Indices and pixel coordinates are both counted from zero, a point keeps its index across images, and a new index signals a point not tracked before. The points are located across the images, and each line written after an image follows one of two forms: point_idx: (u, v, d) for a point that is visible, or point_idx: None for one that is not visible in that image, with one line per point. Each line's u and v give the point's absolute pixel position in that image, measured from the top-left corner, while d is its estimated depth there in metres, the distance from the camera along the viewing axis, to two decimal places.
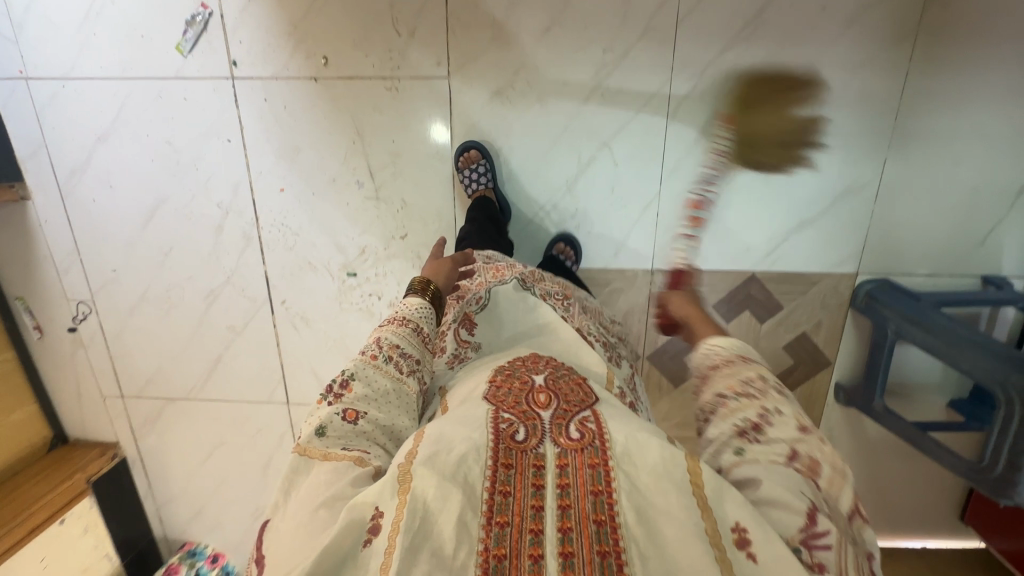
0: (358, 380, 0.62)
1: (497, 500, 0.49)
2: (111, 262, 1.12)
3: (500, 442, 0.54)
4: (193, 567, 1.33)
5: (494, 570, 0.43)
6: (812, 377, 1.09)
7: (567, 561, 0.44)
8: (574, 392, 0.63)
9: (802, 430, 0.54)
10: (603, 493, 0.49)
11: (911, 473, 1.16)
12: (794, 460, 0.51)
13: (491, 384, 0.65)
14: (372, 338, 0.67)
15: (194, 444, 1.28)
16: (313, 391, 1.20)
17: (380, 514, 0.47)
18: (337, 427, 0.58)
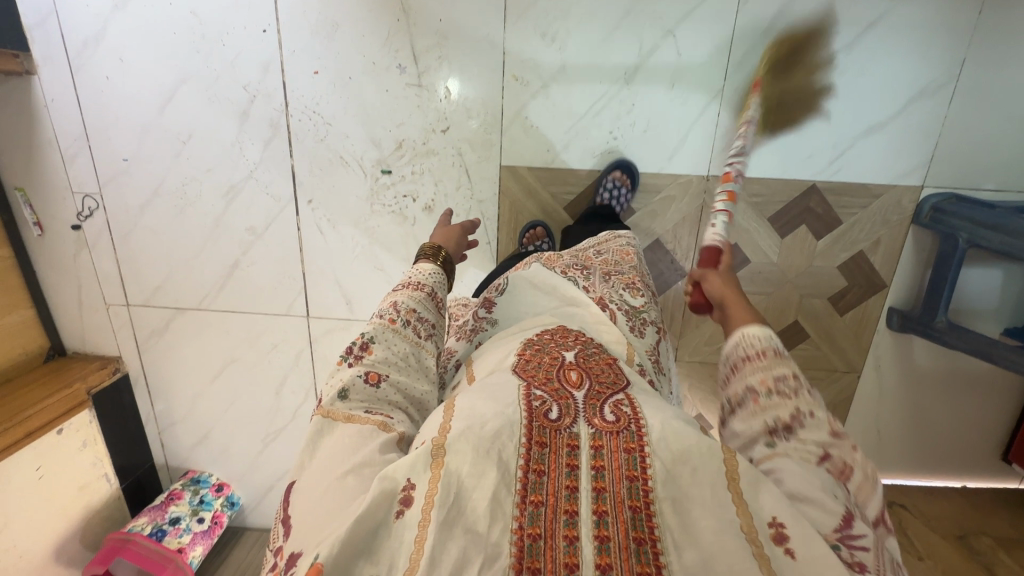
0: (379, 343, 0.58)
1: (531, 478, 0.42)
2: (122, 150, 1.03)
3: (533, 421, 0.46)
4: (198, 494, 1.24)
5: (529, 549, 0.38)
6: (864, 303, 1.04)
7: (603, 545, 0.38)
8: (606, 371, 0.55)
9: (835, 435, 0.43)
10: (638, 479, 0.41)
11: (956, 408, 1.12)
12: (828, 461, 0.42)
13: (520, 358, 0.57)
14: (390, 301, 0.63)
15: (202, 361, 1.20)
16: (334, 303, 1.12)
17: (412, 485, 0.40)
18: (359, 390, 0.55)
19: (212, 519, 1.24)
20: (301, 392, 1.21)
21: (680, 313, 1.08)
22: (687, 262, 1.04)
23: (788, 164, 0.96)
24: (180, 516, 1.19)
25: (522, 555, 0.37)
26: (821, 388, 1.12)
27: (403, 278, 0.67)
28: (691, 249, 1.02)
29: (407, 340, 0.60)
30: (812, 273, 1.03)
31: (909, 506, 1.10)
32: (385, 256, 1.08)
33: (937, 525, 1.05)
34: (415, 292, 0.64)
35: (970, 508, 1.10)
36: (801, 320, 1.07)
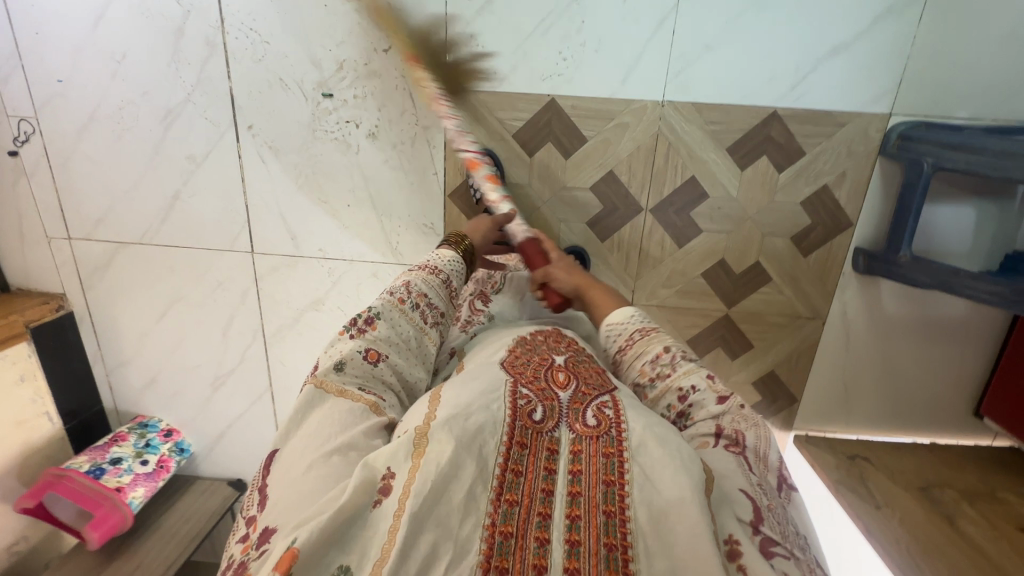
0: (383, 320, 0.69)
1: (508, 477, 0.49)
2: (57, 72, 0.99)
3: (517, 420, 0.54)
4: (144, 437, 1.22)
5: (499, 547, 0.44)
6: (829, 242, 0.99)
7: (572, 548, 0.44)
8: (594, 375, 0.64)
9: (719, 401, 0.60)
10: (614, 483, 0.49)
11: (926, 359, 1.07)
12: (722, 436, 0.57)
13: (510, 354, 0.67)
14: (404, 283, 0.76)
15: (147, 299, 1.17)
16: (279, 239, 1.08)
17: (391, 474, 0.47)
18: (356, 364, 0.63)
19: (158, 463, 1.21)
20: (248, 333, 1.18)
21: (637, 251, 1.03)
22: (642, 196, 0.99)
23: (747, 87, 0.91)
24: (123, 456, 1.16)
25: (492, 552, 0.43)
26: (785, 335, 1.07)
27: (423, 262, 0.81)
28: (646, 181, 0.98)
29: (409, 323, 0.72)
30: (773, 210, 0.98)
31: (872, 458, 1.06)
32: (329, 188, 1.04)
33: (901, 477, 1.00)
34: (429, 279, 0.78)
35: (935, 461, 1.05)
36: (763, 261, 1.02)
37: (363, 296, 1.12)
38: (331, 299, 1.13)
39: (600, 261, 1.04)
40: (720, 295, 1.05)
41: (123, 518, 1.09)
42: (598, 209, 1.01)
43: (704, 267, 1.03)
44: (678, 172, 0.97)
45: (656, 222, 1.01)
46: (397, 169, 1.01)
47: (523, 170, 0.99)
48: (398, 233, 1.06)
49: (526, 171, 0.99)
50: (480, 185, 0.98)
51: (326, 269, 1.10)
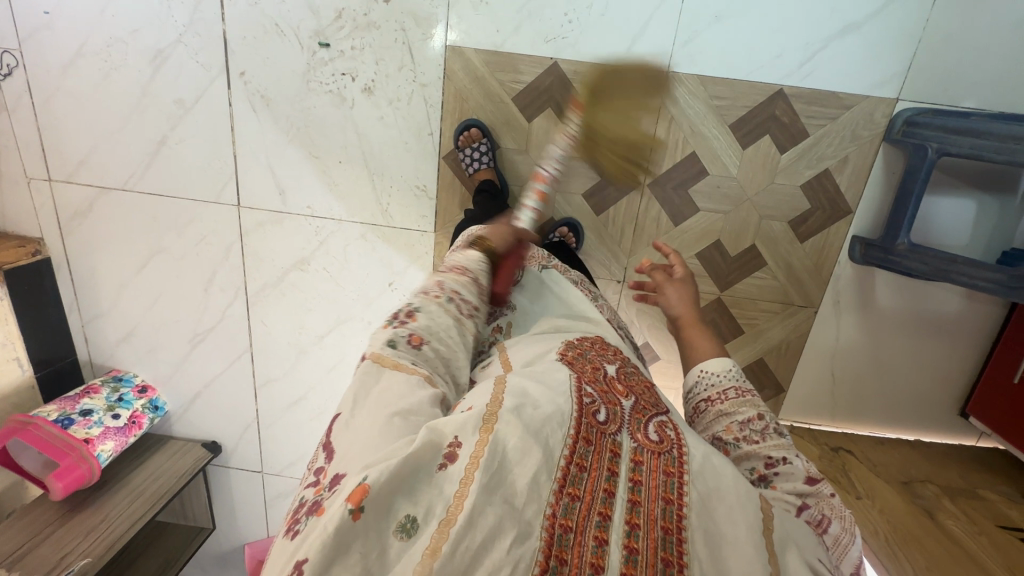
0: (422, 313, 0.56)
1: (572, 471, 0.43)
2: (43, 2, 0.96)
3: (582, 417, 0.47)
4: (117, 391, 1.19)
5: (559, 539, 0.38)
6: (827, 228, 0.98)
7: (630, 555, 0.39)
8: (647, 393, 0.57)
9: (810, 482, 0.53)
10: (674, 503, 0.43)
11: (916, 355, 1.06)
12: (806, 512, 0.50)
13: (564, 355, 0.57)
14: (435, 280, 0.61)
15: (127, 248, 1.13)
16: (266, 193, 1.05)
17: (458, 443, 0.41)
18: (404, 346, 0.52)
19: (130, 418, 1.18)
20: (230, 290, 1.15)
21: (632, 227, 1.01)
22: (640, 170, 0.97)
23: (754, 63, 0.89)
24: (93, 408, 1.13)
25: (552, 544, 0.38)
26: (775, 322, 1.05)
27: (452, 263, 0.65)
28: (645, 155, 0.96)
29: (449, 314, 0.57)
30: (772, 192, 0.96)
31: (857, 452, 1.04)
32: (321, 143, 1.01)
33: (884, 471, 0.99)
34: (462, 278, 0.62)
35: (919, 457, 1.04)
36: (759, 244, 1.00)
37: (350, 258, 1.09)
38: (317, 259, 1.10)
39: (594, 235, 1.02)
40: (713, 277, 1.03)
41: (90, 470, 1.06)
42: (595, 180, 0.99)
43: (700, 247, 1.02)
44: (679, 147, 0.95)
45: (654, 198, 0.99)
46: (392, 127, 0.98)
47: (521, 136, 0.97)
48: (390, 195, 1.03)
49: (524, 137, 0.97)
50: (472, 157, 0.96)
51: (312, 227, 1.07)
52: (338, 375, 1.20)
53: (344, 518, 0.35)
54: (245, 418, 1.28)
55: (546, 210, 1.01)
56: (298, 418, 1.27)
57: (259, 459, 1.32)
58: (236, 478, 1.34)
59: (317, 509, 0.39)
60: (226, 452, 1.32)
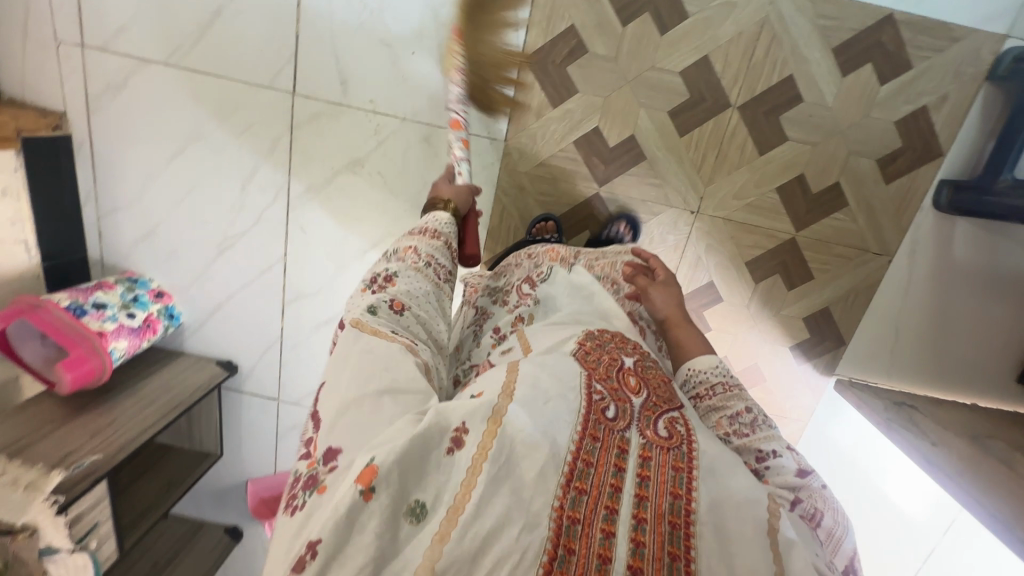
0: (401, 277, 0.61)
1: (579, 465, 0.43)
2: None
3: (590, 414, 0.47)
4: (132, 291, 1.08)
5: (567, 530, 0.39)
6: (915, 171, 0.95)
7: (638, 548, 0.39)
8: (663, 387, 0.55)
9: (800, 474, 0.54)
10: (682, 497, 0.43)
11: (984, 315, 1.03)
12: (799, 507, 0.51)
13: (581, 347, 0.58)
14: (409, 248, 0.66)
15: (160, 133, 1.04)
16: (327, 81, 0.97)
17: (464, 429, 0.42)
18: (386, 312, 0.56)
19: (145, 320, 1.07)
20: (270, 190, 1.06)
21: (715, 152, 0.96)
22: (733, 91, 0.93)
23: None
24: (107, 303, 1.02)
25: (560, 534, 0.38)
26: (847, 269, 1.02)
27: (422, 225, 0.71)
28: (741, 75, 0.92)
29: (427, 280, 0.63)
30: (866, 126, 0.93)
31: (919, 407, 1.02)
32: (396, 30, 0.94)
33: (950, 426, 0.96)
34: (434, 241, 0.69)
35: (981, 418, 1.01)
36: (843, 182, 0.97)
37: (410, 163, 1.02)
38: (372, 161, 1.02)
39: (674, 158, 0.97)
40: (790, 215, 0.99)
41: (101, 366, 0.96)
42: (684, 97, 0.94)
43: (780, 182, 0.98)
44: (777, 69, 0.91)
45: (742, 123, 0.94)
46: None
47: (612, 42, 0.92)
48: None
49: (615, 43, 0.92)
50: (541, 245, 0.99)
51: (372, 125, 1.00)
52: None
53: (355, 498, 0.37)
54: (267, 338, 1.18)
55: (628, 126, 0.96)
56: (327, 341, 1.18)
57: (277, 385, 1.22)
58: (249, 404, 1.24)
59: (314, 485, 0.42)
60: (242, 375, 1.22)
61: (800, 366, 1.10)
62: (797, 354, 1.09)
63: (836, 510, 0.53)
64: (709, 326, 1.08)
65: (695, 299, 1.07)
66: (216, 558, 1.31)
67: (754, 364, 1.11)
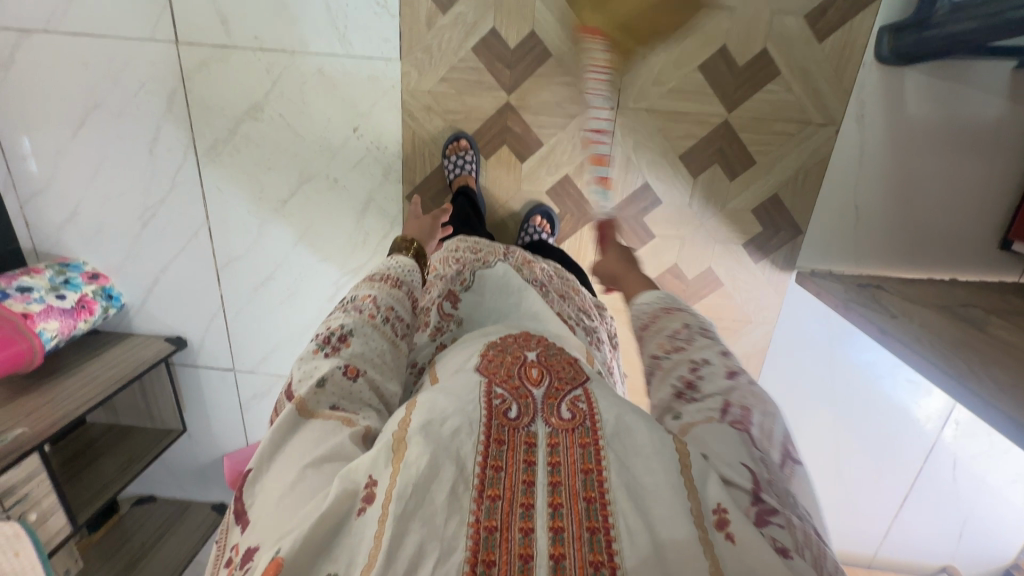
0: (358, 335, 0.52)
1: (487, 472, 0.37)
2: None
3: (491, 419, 0.40)
4: (63, 275, 1.07)
5: (485, 541, 0.33)
6: (849, 21, 0.85)
7: (557, 535, 0.33)
8: (569, 366, 0.47)
9: (731, 375, 0.46)
10: (593, 472, 0.37)
11: (952, 177, 0.93)
12: (729, 413, 0.42)
13: (482, 357, 0.48)
14: (366, 295, 0.58)
15: (59, 107, 1.01)
16: (207, 21, 0.92)
17: (374, 482, 0.35)
18: (338, 380, 0.47)
19: (78, 301, 1.06)
20: (178, 149, 1.02)
21: None
22: None
23: None
24: (33, 286, 1.01)
25: (478, 549, 0.32)
26: (790, 148, 0.93)
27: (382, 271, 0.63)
28: None
29: (383, 339, 0.55)
30: None
31: (885, 287, 0.93)
32: None
33: (919, 300, 0.87)
34: (395, 291, 0.60)
35: (957, 289, 0.92)
36: (771, 47, 0.88)
37: (312, 100, 0.97)
38: (271, 104, 0.97)
39: None
40: (719, 95, 0.91)
41: (31, 349, 0.96)
42: None
43: (703, 60, 0.90)
44: None
45: None
46: None
47: None
48: (348, 15, 0.90)
49: None
50: (456, 165, 0.97)
51: (264, 64, 0.95)
52: (305, 248, 1.08)
53: None
54: (209, 308, 1.16)
55: (526, 21, 0.89)
56: (267, 303, 1.14)
57: (228, 356, 1.21)
58: (205, 379, 1.23)
59: None
60: (193, 350, 1.21)
61: (758, 265, 1.02)
62: (753, 252, 1.01)
63: (766, 402, 0.44)
64: (652, 234, 1.02)
65: (632, 205, 1.00)
66: (202, 533, 1.33)
67: (707, 268, 1.04)
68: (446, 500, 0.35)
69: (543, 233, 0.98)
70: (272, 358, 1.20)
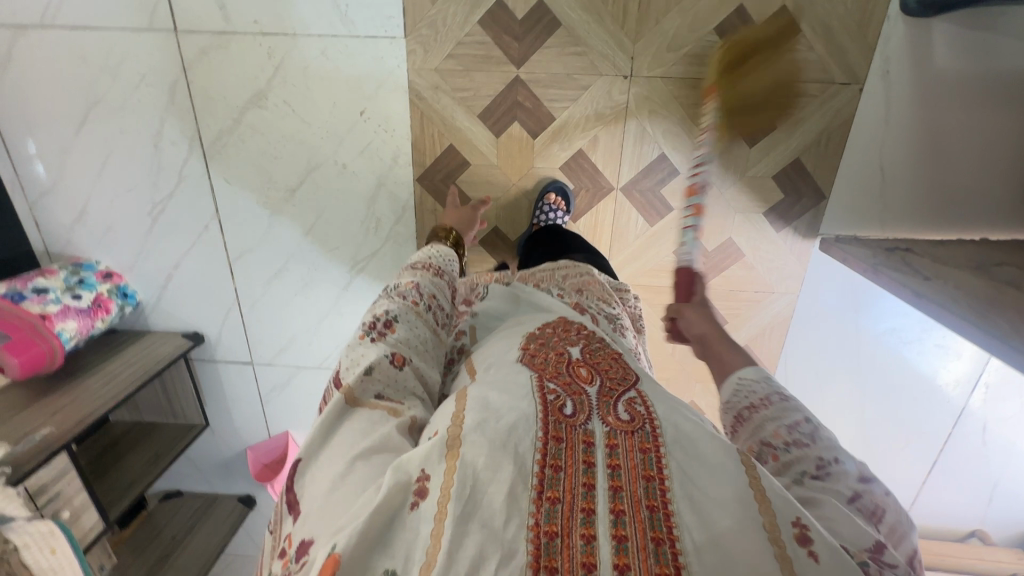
0: (402, 323, 0.55)
1: (547, 474, 0.38)
2: None
3: (548, 416, 0.41)
4: (77, 275, 1.07)
5: (546, 548, 0.34)
6: None
7: (620, 544, 0.34)
8: (616, 366, 0.49)
9: (866, 480, 0.40)
10: (655, 479, 0.37)
11: (983, 131, 0.89)
12: (858, 501, 0.38)
13: (525, 351, 0.51)
14: (410, 283, 0.61)
15: (60, 105, 0.99)
16: (205, 6, 0.90)
17: (427, 477, 0.37)
18: (385, 368, 0.49)
19: (95, 300, 1.06)
20: (183, 142, 1.00)
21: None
22: None
23: None
24: (49, 287, 1.00)
25: (539, 553, 0.33)
26: (811, 110, 0.91)
27: (422, 260, 0.68)
28: None
29: (425, 326, 0.57)
30: None
31: (915, 249, 0.90)
32: None
33: (952, 260, 0.84)
34: (435, 281, 0.65)
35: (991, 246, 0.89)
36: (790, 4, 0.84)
37: (316, 84, 0.94)
38: (274, 91, 0.95)
39: (592, 18, 0.87)
40: None
41: (51, 350, 0.96)
42: None
43: (720, 21, 0.86)
44: None
45: None
46: None
47: None
48: None
49: None
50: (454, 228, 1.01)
51: (265, 49, 0.92)
52: (317, 237, 1.07)
53: None
54: (224, 302, 1.16)
55: None
56: (282, 294, 1.14)
57: (247, 349, 1.20)
58: (225, 373, 1.23)
59: None
60: (210, 345, 1.20)
61: (781, 233, 1.00)
62: (774, 220, 0.99)
63: (899, 510, 0.39)
64: (670, 205, 0.99)
65: (649, 176, 0.97)
66: (231, 525, 1.34)
67: (727, 239, 1.01)
68: (504, 502, 0.35)
69: (559, 211, 0.97)
70: (291, 349, 1.19)
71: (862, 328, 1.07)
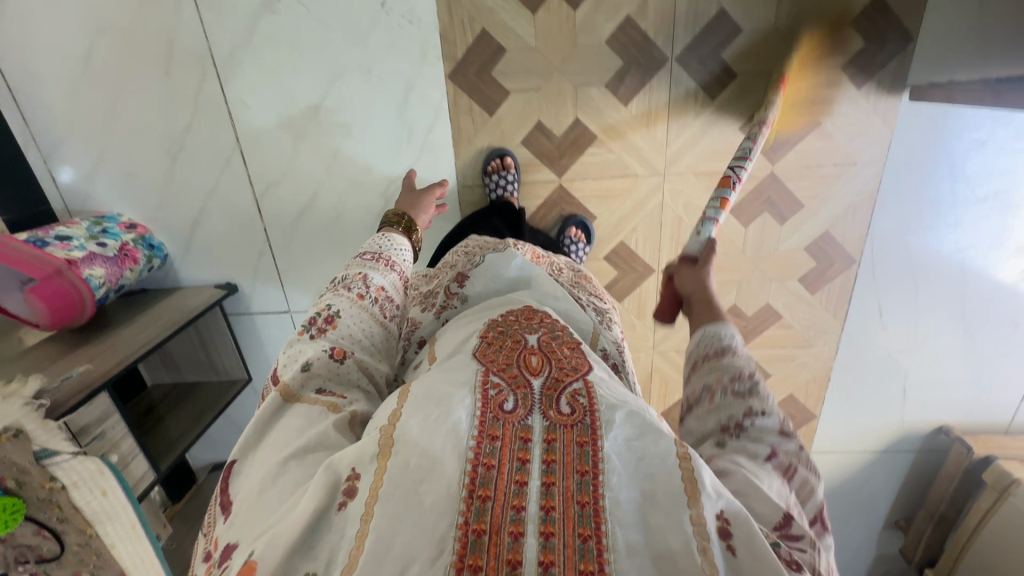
0: (345, 317, 0.55)
1: (480, 472, 0.36)
2: None
3: (484, 412, 0.40)
4: (100, 225, 1.00)
5: (474, 546, 0.31)
6: None
7: (547, 541, 0.32)
8: (572, 356, 0.47)
9: (785, 434, 0.41)
10: (590, 474, 0.36)
11: None
12: (773, 461, 0.40)
13: (481, 341, 0.49)
14: (359, 274, 0.61)
15: (61, 40, 0.93)
16: None
17: (357, 475, 0.36)
18: (323, 364, 0.49)
19: (121, 249, 0.99)
20: (196, 65, 0.93)
21: None
22: None
23: None
24: (72, 235, 0.94)
25: (466, 552, 0.31)
26: None
27: (375, 252, 0.67)
28: None
29: (371, 318, 0.57)
30: None
31: None
32: None
33: None
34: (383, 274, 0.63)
35: None
36: None
37: None
38: None
39: None
40: None
41: (81, 298, 0.90)
42: None
43: None
44: None
45: None
46: None
47: None
48: None
49: None
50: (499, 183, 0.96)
51: None
52: (347, 159, 0.99)
53: None
54: (255, 245, 1.09)
55: None
56: (313, 229, 1.06)
57: (283, 298, 1.14)
58: (262, 325, 1.17)
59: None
60: (245, 296, 1.14)
61: (860, 92, 0.89)
62: (855, 75, 0.88)
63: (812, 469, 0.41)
64: (734, 73, 0.89)
65: (706, 41, 0.87)
66: None
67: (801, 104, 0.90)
68: (435, 500, 0.33)
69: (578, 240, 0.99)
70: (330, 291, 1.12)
71: (956, 202, 0.96)
